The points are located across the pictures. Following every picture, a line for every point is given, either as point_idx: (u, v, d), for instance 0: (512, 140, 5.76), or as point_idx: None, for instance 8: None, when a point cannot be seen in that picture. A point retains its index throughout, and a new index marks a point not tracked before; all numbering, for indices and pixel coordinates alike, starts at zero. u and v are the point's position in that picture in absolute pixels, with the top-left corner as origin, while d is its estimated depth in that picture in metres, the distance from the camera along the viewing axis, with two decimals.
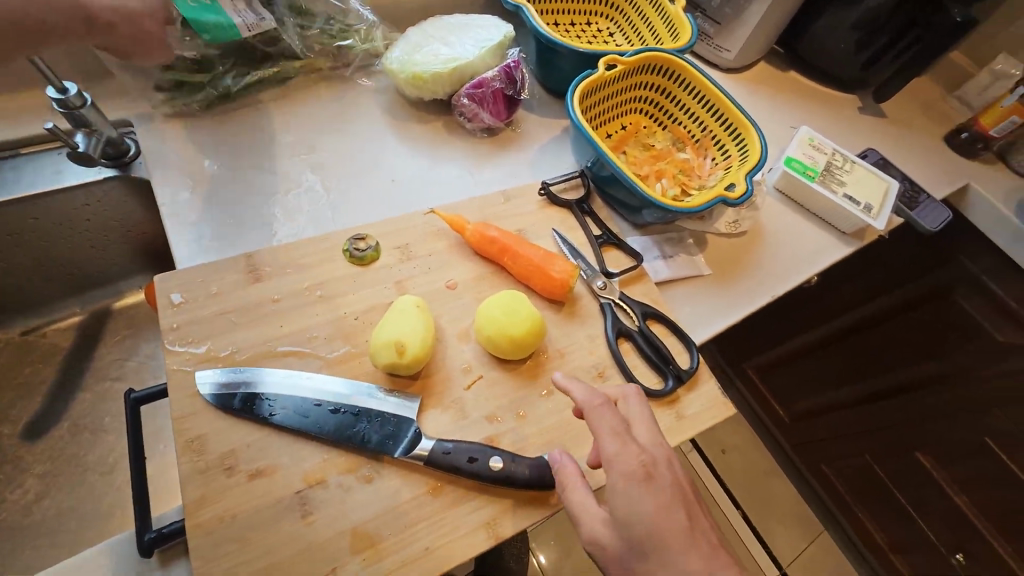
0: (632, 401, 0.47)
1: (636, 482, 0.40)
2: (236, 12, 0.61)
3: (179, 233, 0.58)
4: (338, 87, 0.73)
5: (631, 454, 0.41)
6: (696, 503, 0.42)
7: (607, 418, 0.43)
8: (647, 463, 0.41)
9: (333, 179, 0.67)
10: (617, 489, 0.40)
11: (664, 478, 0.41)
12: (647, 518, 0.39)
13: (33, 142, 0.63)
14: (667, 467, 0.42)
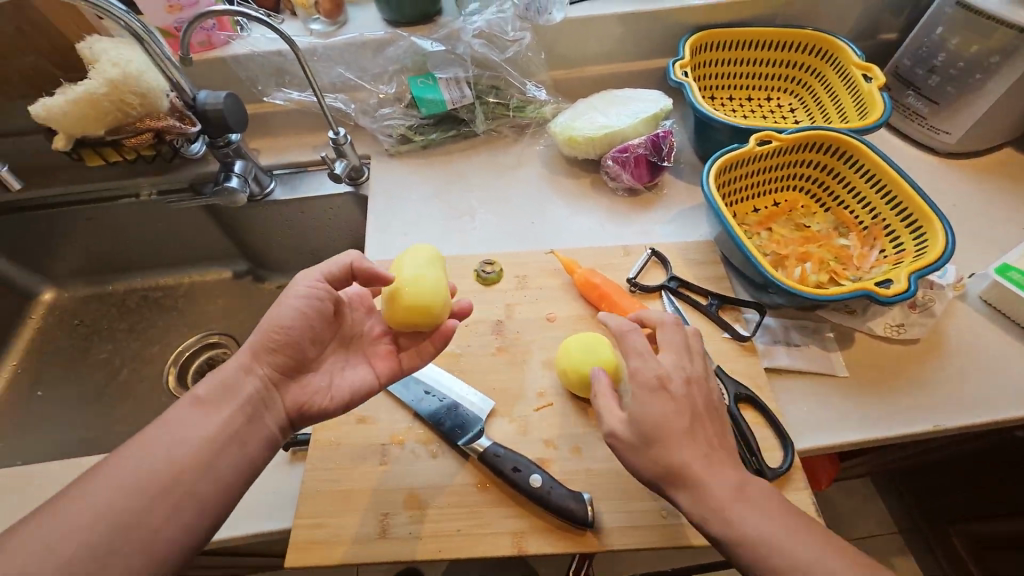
0: (667, 328, 0.51)
1: (648, 390, 0.46)
2: (447, 91, 0.84)
3: (375, 236, 0.79)
4: (511, 143, 0.90)
5: (651, 368, 0.47)
6: (705, 415, 0.47)
7: (635, 340, 0.50)
8: (663, 377, 0.46)
9: (488, 215, 0.82)
10: (633, 430, 0.45)
11: (678, 390, 0.46)
12: (673, 449, 0.44)
13: (314, 163, 0.92)
14: (680, 382, 0.47)
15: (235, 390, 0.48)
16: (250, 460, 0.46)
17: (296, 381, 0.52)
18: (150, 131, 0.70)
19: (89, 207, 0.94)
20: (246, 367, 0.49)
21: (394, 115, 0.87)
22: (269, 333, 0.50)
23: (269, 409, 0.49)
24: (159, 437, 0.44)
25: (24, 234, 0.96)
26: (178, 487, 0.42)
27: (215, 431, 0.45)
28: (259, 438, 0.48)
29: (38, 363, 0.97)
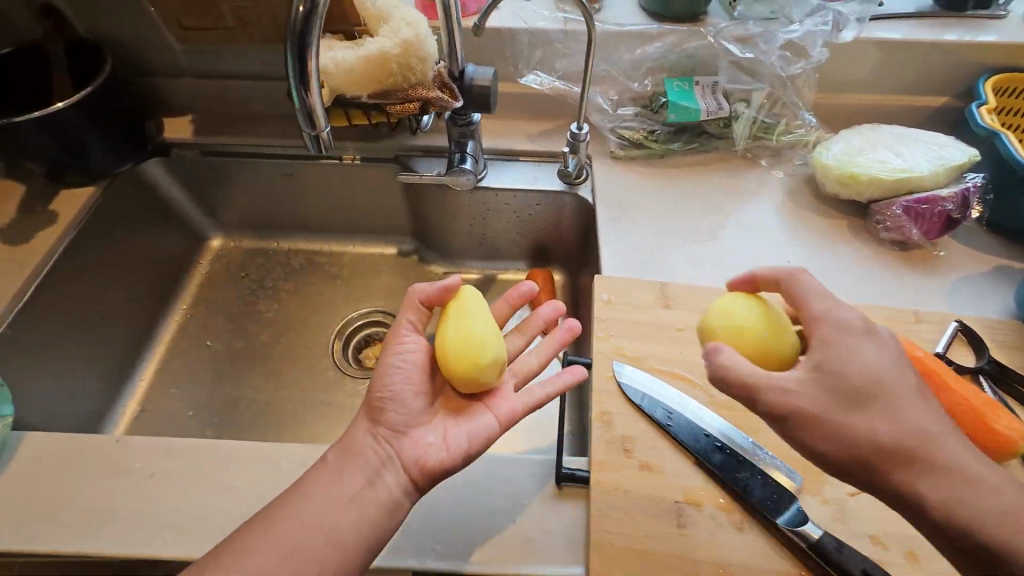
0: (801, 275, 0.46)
1: (875, 347, 0.41)
2: (703, 100, 0.76)
3: (609, 249, 0.73)
4: (753, 165, 0.81)
5: (818, 346, 0.42)
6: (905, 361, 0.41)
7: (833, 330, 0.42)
8: (829, 330, 0.42)
9: (733, 245, 0.73)
10: (828, 383, 0.40)
11: (833, 337, 0.41)
12: (863, 410, 0.39)
13: (529, 153, 0.86)
14: (830, 324, 0.42)
15: (353, 445, 0.50)
16: (373, 515, 0.47)
17: (410, 434, 0.51)
18: (419, 100, 0.64)
19: (288, 163, 0.89)
20: (361, 432, 0.51)
21: (632, 117, 0.80)
22: (376, 401, 0.51)
23: (388, 466, 0.49)
24: (302, 510, 0.46)
25: (213, 180, 0.92)
26: (334, 553, 0.45)
27: (335, 486, 0.48)
28: (380, 494, 0.48)
29: (206, 312, 0.94)
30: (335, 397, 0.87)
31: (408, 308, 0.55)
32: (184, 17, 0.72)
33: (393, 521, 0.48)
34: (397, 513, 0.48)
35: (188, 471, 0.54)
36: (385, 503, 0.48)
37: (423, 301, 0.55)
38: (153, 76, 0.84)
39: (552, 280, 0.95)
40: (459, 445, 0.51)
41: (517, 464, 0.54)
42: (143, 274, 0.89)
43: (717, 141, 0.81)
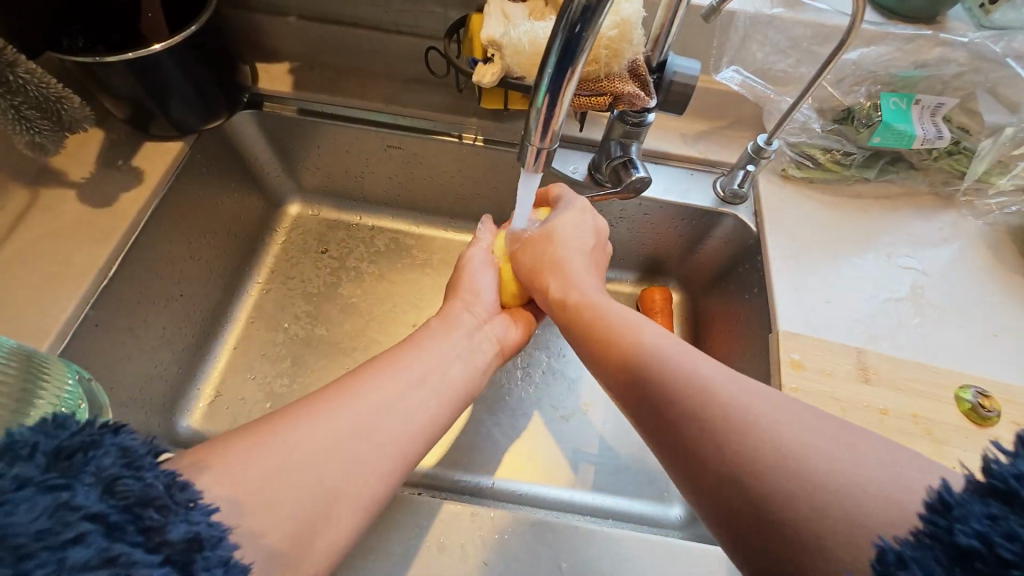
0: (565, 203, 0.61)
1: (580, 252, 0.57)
2: (921, 124, 0.62)
3: (783, 291, 0.62)
4: (949, 206, 0.69)
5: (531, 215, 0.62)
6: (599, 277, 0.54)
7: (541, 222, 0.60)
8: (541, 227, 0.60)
9: (928, 305, 0.62)
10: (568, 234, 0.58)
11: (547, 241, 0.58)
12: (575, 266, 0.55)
13: (683, 157, 0.73)
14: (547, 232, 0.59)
15: (459, 317, 0.55)
16: (444, 400, 0.45)
17: (488, 317, 0.57)
18: (612, 95, 0.51)
19: (397, 133, 0.74)
20: (471, 317, 0.56)
21: (824, 133, 0.67)
22: (468, 283, 0.59)
23: (481, 338, 0.54)
24: (370, 396, 0.41)
25: (305, 141, 0.79)
26: (375, 445, 0.39)
27: (409, 391, 0.43)
28: (468, 366, 0.50)
29: (282, 289, 0.83)
30: None
31: (492, 226, 0.64)
32: None
33: (435, 432, 0.44)
34: (441, 409, 0.45)
35: None
36: (471, 374, 0.49)
37: (505, 222, 0.64)
38: (255, 12, 0.71)
39: (671, 300, 0.84)
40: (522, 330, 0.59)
41: (697, 558, 0.46)
42: (221, 242, 0.78)
43: (914, 172, 0.68)
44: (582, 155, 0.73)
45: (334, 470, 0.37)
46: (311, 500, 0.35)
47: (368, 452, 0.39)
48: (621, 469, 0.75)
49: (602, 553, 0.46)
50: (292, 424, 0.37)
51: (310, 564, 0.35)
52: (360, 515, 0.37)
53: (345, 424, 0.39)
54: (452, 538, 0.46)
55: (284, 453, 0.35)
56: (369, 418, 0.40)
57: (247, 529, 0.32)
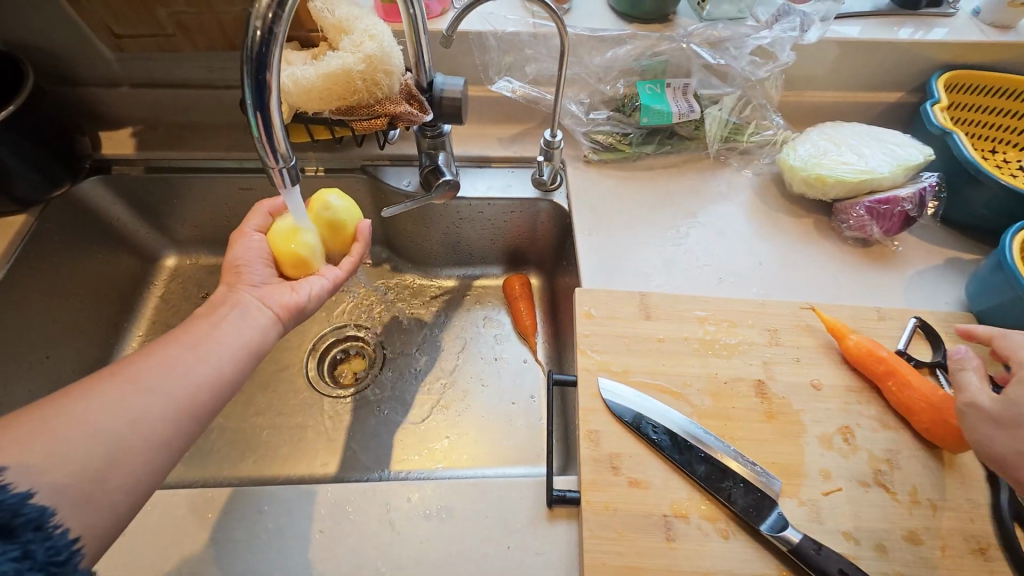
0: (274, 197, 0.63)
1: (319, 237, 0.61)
2: (674, 102, 0.75)
3: (588, 258, 0.73)
4: (721, 165, 0.82)
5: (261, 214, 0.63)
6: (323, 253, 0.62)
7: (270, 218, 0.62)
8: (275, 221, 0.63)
9: (707, 249, 0.75)
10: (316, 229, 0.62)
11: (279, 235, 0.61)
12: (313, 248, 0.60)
13: (501, 159, 0.84)
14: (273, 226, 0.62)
15: (227, 300, 0.55)
16: (235, 358, 0.51)
17: (260, 289, 0.57)
18: (387, 115, 0.60)
19: (244, 176, 0.81)
20: (240, 294, 0.56)
21: (603, 121, 0.79)
22: (229, 266, 0.58)
23: (254, 309, 0.55)
24: (152, 370, 0.46)
25: (161, 195, 0.84)
26: (160, 405, 0.45)
27: (190, 355, 0.49)
28: (254, 333, 0.54)
29: (161, 339, 0.86)
30: (312, 420, 0.84)
31: (254, 213, 0.62)
32: (115, 23, 0.66)
33: (227, 388, 0.49)
34: (231, 366, 0.50)
35: (163, 524, 0.51)
36: (255, 338, 0.53)
37: (268, 207, 0.62)
38: (87, 86, 0.77)
39: (529, 285, 0.94)
40: (309, 294, 0.59)
41: (510, 489, 0.54)
42: (87, 302, 0.81)
43: (688, 142, 0.81)
44: (413, 169, 0.83)
45: (109, 429, 0.42)
46: (97, 452, 0.41)
47: (147, 410, 0.44)
48: (498, 441, 0.82)
49: (429, 502, 0.53)
50: (73, 398, 0.42)
51: (105, 504, 0.40)
52: (154, 460, 0.44)
53: (129, 393, 0.44)
54: (294, 516, 0.52)
55: (60, 424, 0.40)
56: (149, 384, 0.45)
57: (29, 478, 0.37)
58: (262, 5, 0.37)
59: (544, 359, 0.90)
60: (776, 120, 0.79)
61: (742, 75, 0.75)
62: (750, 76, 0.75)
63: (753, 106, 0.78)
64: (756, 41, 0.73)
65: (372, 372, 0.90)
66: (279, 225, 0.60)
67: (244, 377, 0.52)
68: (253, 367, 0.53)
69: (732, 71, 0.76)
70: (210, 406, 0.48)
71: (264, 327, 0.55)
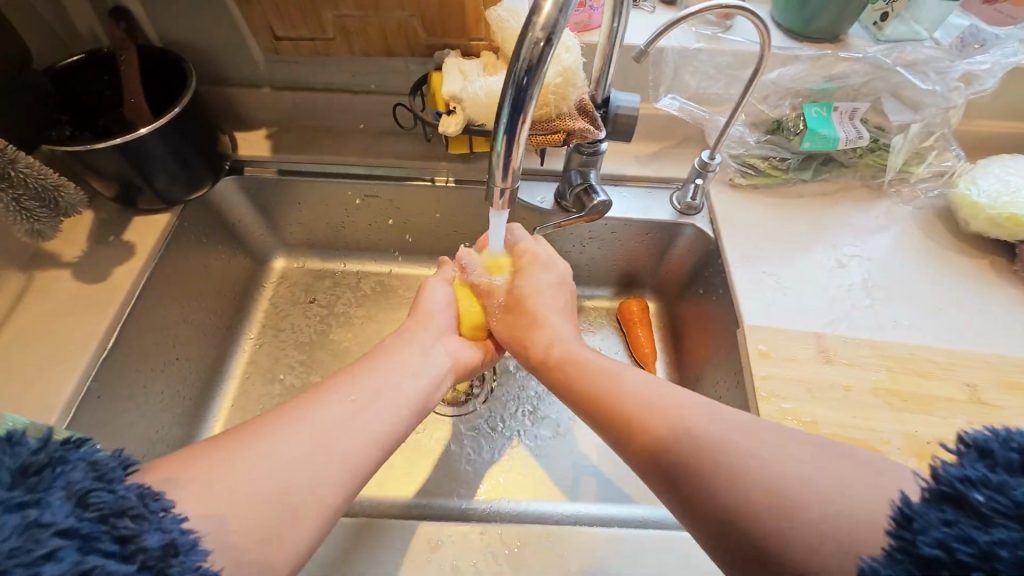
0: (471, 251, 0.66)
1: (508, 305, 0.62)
2: (843, 127, 0.70)
3: (746, 290, 0.67)
4: (882, 195, 0.76)
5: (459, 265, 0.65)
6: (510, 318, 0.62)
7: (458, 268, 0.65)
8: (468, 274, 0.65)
9: (876, 287, 0.68)
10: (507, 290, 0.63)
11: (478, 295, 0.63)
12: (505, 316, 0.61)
13: (640, 178, 0.80)
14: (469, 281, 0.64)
15: (419, 341, 0.56)
16: (401, 417, 0.48)
17: (440, 338, 0.58)
18: (565, 132, 0.57)
19: (374, 183, 0.79)
20: (428, 339, 0.57)
21: (759, 144, 0.74)
22: (422, 308, 0.61)
23: (429, 357, 0.55)
24: (329, 414, 0.44)
25: (288, 198, 0.82)
26: (332, 454, 0.42)
27: (370, 408, 0.46)
28: (419, 387, 0.51)
29: (274, 343, 0.85)
30: (425, 438, 0.80)
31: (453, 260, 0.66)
32: (279, 25, 0.66)
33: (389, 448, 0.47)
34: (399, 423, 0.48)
35: (330, 554, 0.48)
36: (425, 391, 0.52)
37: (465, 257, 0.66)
38: (233, 86, 0.76)
39: (648, 309, 0.89)
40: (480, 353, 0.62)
41: (698, 547, 0.49)
42: (210, 303, 0.80)
43: (846, 169, 0.76)
44: (547, 185, 0.79)
45: (282, 469, 0.39)
46: None
47: (320, 464, 0.41)
48: (620, 478, 0.77)
49: (608, 555, 0.49)
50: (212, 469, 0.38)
51: None
52: (312, 520, 0.40)
53: (310, 446, 0.41)
54: (463, 561, 0.48)
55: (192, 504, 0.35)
56: (325, 430, 0.43)
57: None
58: (542, 17, 0.33)
59: None
60: (952, 153, 0.73)
61: (937, 101, 0.69)
62: (944, 102, 0.69)
63: (935, 136, 0.72)
64: (967, 66, 0.67)
65: (483, 391, 0.85)
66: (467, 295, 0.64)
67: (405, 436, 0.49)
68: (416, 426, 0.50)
69: (925, 97, 0.69)
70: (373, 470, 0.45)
71: (434, 386, 0.53)
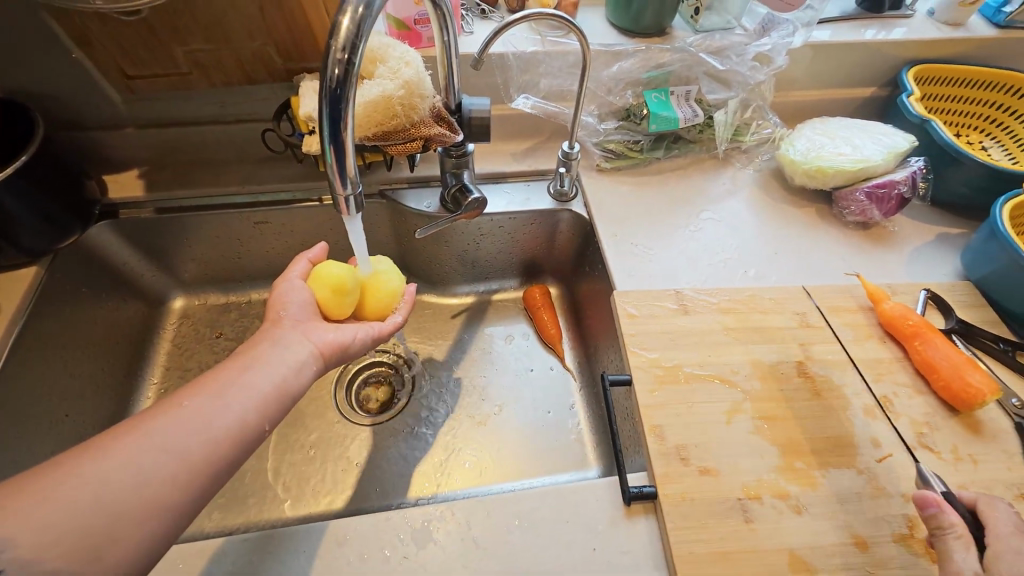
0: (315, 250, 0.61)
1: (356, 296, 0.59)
2: (679, 109, 0.80)
3: (617, 261, 0.75)
4: (724, 163, 0.87)
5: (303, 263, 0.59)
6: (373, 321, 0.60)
7: (297, 265, 0.59)
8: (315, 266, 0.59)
9: (728, 243, 0.78)
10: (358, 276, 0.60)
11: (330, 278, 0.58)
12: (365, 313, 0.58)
13: (517, 174, 0.86)
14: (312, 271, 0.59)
15: (266, 337, 0.51)
16: (258, 410, 0.46)
17: (297, 328, 0.53)
18: (422, 138, 0.61)
19: (261, 209, 0.80)
20: (283, 331, 0.52)
21: (613, 131, 0.83)
22: (273, 307, 0.54)
23: (294, 343, 0.51)
24: (166, 423, 0.42)
25: (173, 236, 0.81)
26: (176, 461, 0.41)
27: (210, 403, 0.44)
28: (283, 373, 0.49)
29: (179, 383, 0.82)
30: (350, 451, 0.81)
31: (296, 260, 0.60)
32: (127, 64, 0.67)
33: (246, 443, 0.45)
34: (256, 412, 0.46)
35: (240, 568, 0.49)
36: (287, 378, 0.49)
37: (308, 257, 0.60)
38: (93, 130, 0.74)
39: (550, 294, 0.95)
40: (357, 335, 0.56)
41: (586, 492, 0.55)
42: (100, 355, 0.76)
43: (693, 145, 0.86)
44: (432, 190, 0.83)
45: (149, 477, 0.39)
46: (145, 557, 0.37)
47: (158, 466, 0.40)
48: (541, 452, 0.82)
49: (506, 514, 0.53)
50: None
51: None
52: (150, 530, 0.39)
53: (138, 451, 0.40)
54: (372, 551, 0.51)
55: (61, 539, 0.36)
56: (161, 437, 0.41)
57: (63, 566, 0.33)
58: (341, 39, 0.38)
59: (572, 365, 0.91)
60: (772, 122, 0.85)
61: (743, 80, 0.81)
62: (749, 80, 0.81)
63: (753, 108, 0.84)
64: (757, 48, 0.79)
65: (404, 396, 0.88)
66: (321, 268, 0.58)
67: (270, 429, 0.47)
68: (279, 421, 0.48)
69: (735, 77, 0.81)
70: (228, 464, 0.43)
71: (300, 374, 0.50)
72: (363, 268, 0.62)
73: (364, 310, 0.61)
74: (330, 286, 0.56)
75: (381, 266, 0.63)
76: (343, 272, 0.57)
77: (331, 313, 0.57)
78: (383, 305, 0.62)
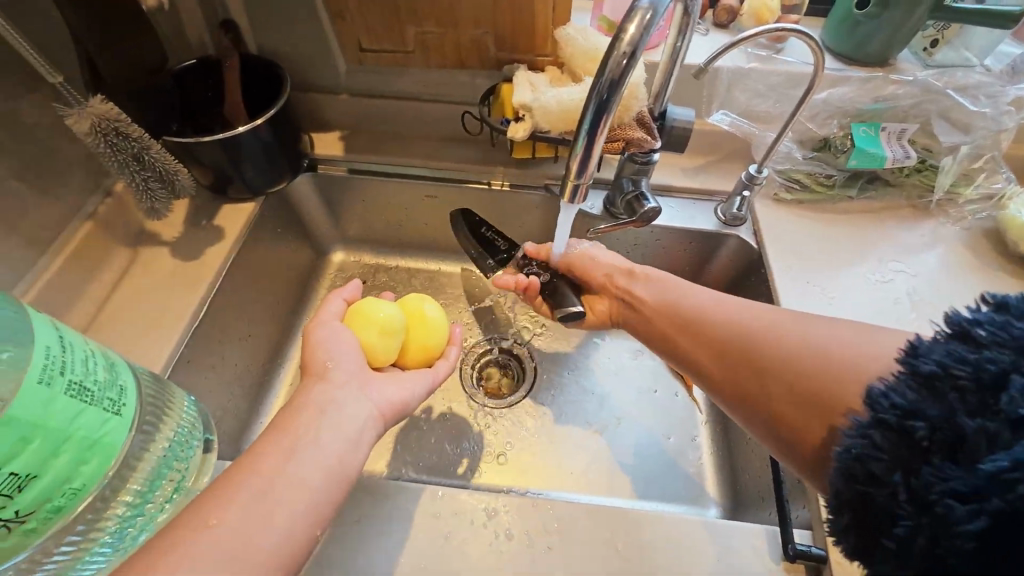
0: (352, 288, 0.59)
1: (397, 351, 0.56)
2: (889, 147, 0.72)
3: (790, 299, 0.69)
4: (927, 214, 0.77)
5: (337, 305, 0.57)
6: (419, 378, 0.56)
7: (332, 306, 0.57)
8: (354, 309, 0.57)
9: (923, 303, 0.69)
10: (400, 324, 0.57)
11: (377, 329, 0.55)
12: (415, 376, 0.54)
13: (685, 189, 0.83)
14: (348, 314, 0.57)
15: (316, 398, 0.46)
16: (320, 493, 0.42)
17: (353, 384, 0.49)
18: (624, 140, 0.62)
19: (436, 184, 0.85)
20: (340, 393, 0.47)
21: (803, 161, 0.77)
22: (319, 354, 0.51)
23: (351, 407, 0.47)
24: None
25: (356, 196, 0.89)
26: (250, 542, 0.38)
27: (297, 461, 0.42)
28: (342, 451, 0.44)
29: None
30: (468, 426, 0.84)
31: (331, 300, 0.58)
32: (366, 39, 0.75)
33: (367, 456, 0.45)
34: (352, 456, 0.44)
35: (395, 512, 0.53)
36: (347, 454, 0.44)
37: (344, 296, 0.59)
38: (315, 91, 0.84)
39: None
40: (414, 389, 0.54)
41: (739, 534, 0.51)
42: (280, 289, 0.86)
43: (892, 189, 0.78)
44: (596, 192, 0.83)
45: None
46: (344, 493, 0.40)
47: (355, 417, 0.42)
48: (656, 477, 0.79)
49: (650, 531, 0.52)
50: None
51: None
52: None
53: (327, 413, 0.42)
54: (516, 530, 0.52)
55: None
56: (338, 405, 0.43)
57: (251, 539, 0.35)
58: (626, 39, 0.39)
59: (701, 397, 0.87)
60: (1004, 176, 0.74)
61: (988, 125, 0.71)
62: (995, 125, 0.71)
63: (985, 159, 0.73)
64: (1017, 91, 0.70)
65: (524, 386, 0.89)
66: (365, 307, 0.57)
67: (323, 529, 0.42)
68: (332, 515, 0.42)
69: (977, 121, 0.71)
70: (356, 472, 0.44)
71: (357, 452, 0.45)
72: (408, 309, 0.61)
73: (409, 354, 0.59)
74: (376, 326, 0.55)
75: (427, 309, 0.62)
76: (388, 313, 0.56)
77: (377, 357, 0.55)
78: (430, 350, 0.60)
